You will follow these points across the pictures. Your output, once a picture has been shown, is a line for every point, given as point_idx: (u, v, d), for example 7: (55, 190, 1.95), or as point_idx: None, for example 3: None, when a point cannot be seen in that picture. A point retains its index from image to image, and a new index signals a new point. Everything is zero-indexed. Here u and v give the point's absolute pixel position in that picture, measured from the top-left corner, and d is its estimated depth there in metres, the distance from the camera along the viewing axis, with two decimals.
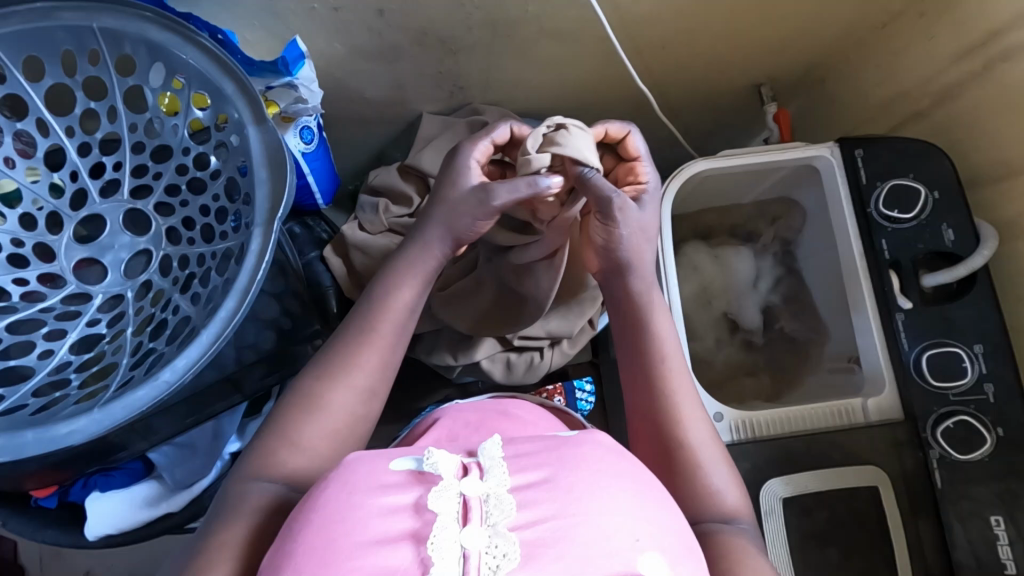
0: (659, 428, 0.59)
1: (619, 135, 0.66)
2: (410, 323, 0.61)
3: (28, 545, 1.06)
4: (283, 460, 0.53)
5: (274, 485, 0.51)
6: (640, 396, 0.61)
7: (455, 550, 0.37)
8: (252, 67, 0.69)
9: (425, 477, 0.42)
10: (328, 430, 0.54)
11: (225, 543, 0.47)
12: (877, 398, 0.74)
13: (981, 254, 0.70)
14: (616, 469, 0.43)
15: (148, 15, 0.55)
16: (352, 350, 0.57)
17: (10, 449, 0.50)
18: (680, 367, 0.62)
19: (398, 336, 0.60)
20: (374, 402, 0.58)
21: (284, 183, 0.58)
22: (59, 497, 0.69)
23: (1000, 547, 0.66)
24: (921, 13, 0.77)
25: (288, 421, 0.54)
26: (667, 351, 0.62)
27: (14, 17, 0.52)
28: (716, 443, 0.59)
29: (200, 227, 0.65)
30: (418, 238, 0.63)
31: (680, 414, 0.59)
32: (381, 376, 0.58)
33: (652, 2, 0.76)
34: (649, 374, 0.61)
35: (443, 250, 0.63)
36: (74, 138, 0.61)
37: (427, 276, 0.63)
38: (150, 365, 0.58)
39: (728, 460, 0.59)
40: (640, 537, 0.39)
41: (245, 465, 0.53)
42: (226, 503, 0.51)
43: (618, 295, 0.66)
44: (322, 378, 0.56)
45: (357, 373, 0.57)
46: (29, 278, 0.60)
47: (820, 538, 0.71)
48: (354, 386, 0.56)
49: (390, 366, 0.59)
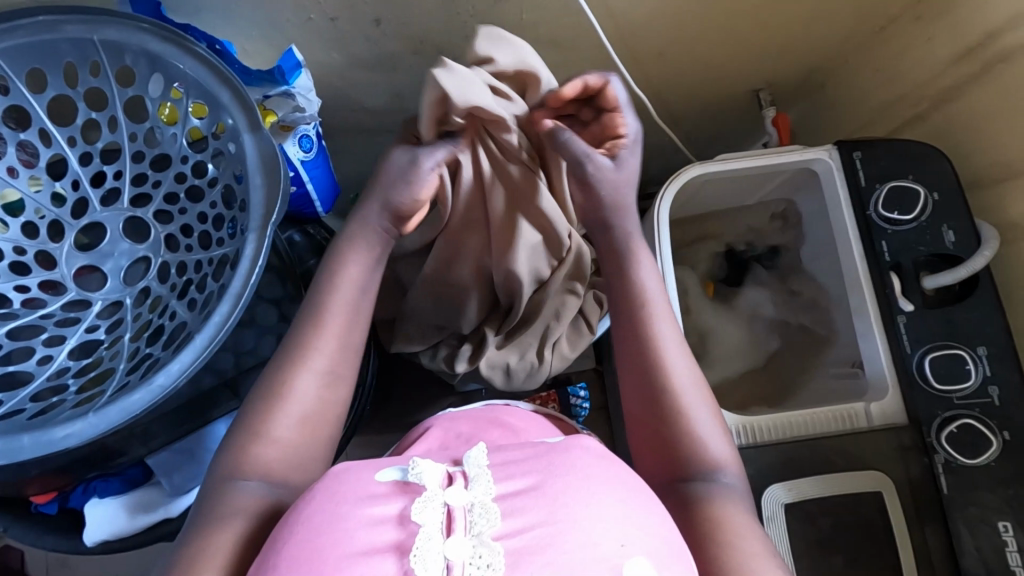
0: (645, 385, 0.57)
1: (596, 86, 0.61)
2: (365, 301, 0.60)
3: (35, 556, 1.06)
4: (255, 454, 0.50)
5: (254, 483, 0.49)
6: (624, 348, 0.60)
7: (439, 561, 0.37)
8: (250, 76, 0.71)
9: (410, 487, 0.42)
10: (297, 420, 0.53)
11: (201, 550, 0.45)
12: (880, 403, 0.72)
13: (982, 254, 0.69)
14: (604, 477, 0.42)
15: (146, 27, 0.57)
16: (312, 336, 0.56)
17: (7, 452, 0.51)
18: (663, 308, 0.61)
19: (352, 317, 0.58)
20: (338, 385, 0.56)
21: (278, 189, 0.59)
22: (59, 503, 0.70)
23: (1010, 554, 0.65)
24: (919, 16, 0.77)
25: (254, 415, 0.52)
26: (648, 295, 0.61)
27: (19, 31, 0.54)
28: (703, 391, 0.58)
29: (198, 234, 0.65)
30: (364, 209, 0.62)
31: (663, 358, 0.58)
32: (341, 358, 0.56)
33: (645, 8, 0.76)
34: (634, 319, 0.60)
35: (381, 225, 0.62)
36: (76, 148, 0.62)
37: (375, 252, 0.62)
38: (146, 370, 0.58)
39: (716, 413, 0.57)
40: (626, 543, 0.39)
41: (217, 467, 0.51)
42: (208, 508, 0.48)
43: (603, 248, 0.64)
44: (285, 365, 0.54)
45: (316, 357, 0.55)
46: (30, 286, 0.62)
47: (824, 544, 0.70)
48: (312, 369, 0.54)
49: (352, 346, 0.58)
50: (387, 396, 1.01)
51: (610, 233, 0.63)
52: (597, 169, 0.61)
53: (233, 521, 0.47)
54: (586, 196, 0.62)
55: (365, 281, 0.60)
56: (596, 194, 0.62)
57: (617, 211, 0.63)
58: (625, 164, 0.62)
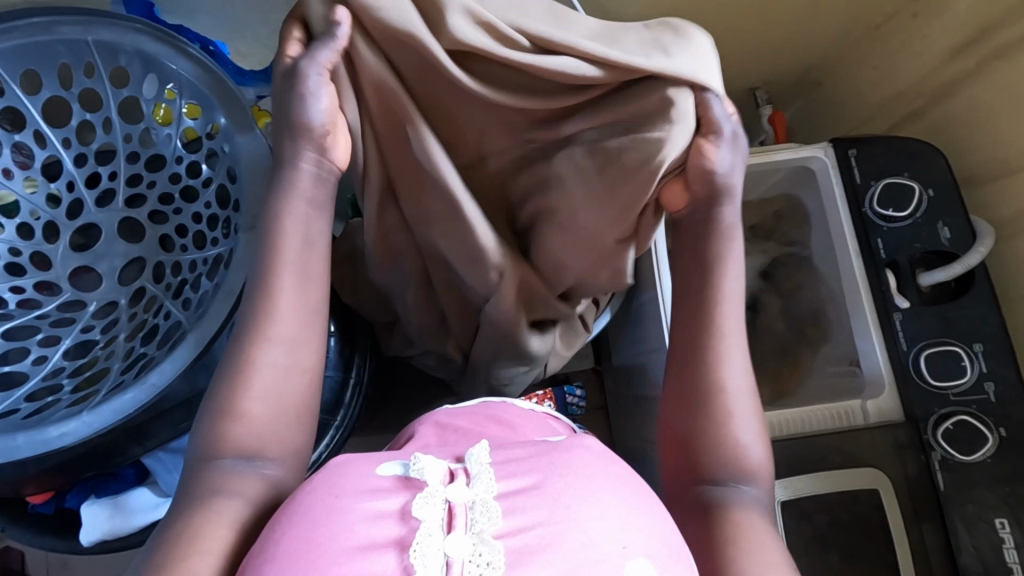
0: (692, 383, 0.55)
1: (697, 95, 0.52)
2: (316, 256, 0.54)
3: (35, 556, 1.07)
4: (227, 433, 0.49)
5: (228, 464, 0.48)
6: (681, 340, 0.57)
7: (439, 557, 0.37)
8: (244, 77, 0.73)
9: (412, 482, 0.42)
10: (267, 396, 0.50)
11: (180, 539, 0.43)
12: (877, 399, 0.72)
13: (976, 251, 0.69)
14: (606, 478, 0.42)
15: (140, 28, 0.58)
16: (266, 302, 0.52)
17: (2, 451, 0.52)
18: (734, 308, 0.57)
19: (307, 281, 0.53)
20: (304, 353, 0.52)
21: (270, 187, 0.58)
22: (55, 503, 0.71)
23: (1007, 551, 0.65)
24: (914, 13, 0.77)
25: (220, 394, 0.50)
26: (723, 293, 0.57)
27: (14, 33, 0.56)
28: (752, 398, 0.55)
29: (192, 234, 0.64)
30: (283, 140, 0.53)
31: (719, 361, 0.55)
32: (304, 325, 0.53)
33: (640, 6, 0.76)
34: (699, 313, 0.57)
35: (307, 158, 0.53)
36: (71, 149, 0.63)
37: (319, 197, 0.55)
38: (140, 369, 0.58)
39: (760, 421, 0.55)
40: (627, 545, 0.39)
41: (193, 450, 0.49)
42: (187, 489, 0.47)
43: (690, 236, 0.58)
44: (245, 339, 0.51)
45: (274, 326, 0.51)
46: (25, 286, 0.62)
47: (822, 542, 0.70)
48: (272, 339, 0.51)
49: (313, 311, 0.53)
50: (386, 395, 1.01)
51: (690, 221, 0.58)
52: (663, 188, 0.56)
53: (214, 504, 0.45)
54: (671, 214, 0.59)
55: (311, 236, 0.54)
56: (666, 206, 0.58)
57: (718, 235, 0.57)
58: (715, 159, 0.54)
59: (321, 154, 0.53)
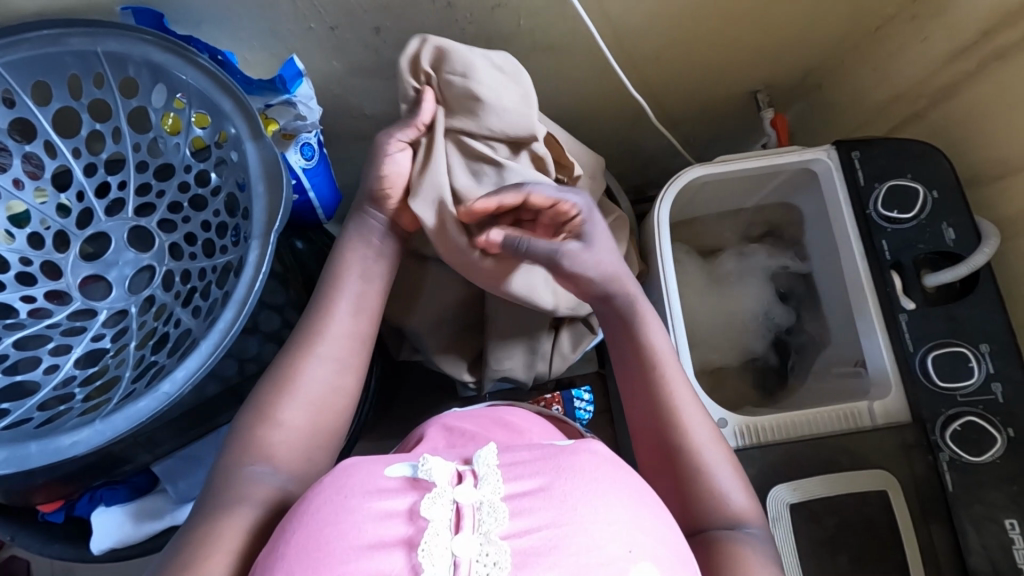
0: (657, 447, 0.58)
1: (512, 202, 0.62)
2: (374, 302, 0.63)
3: (41, 564, 1.06)
4: (266, 437, 0.52)
5: (255, 472, 0.50)
6: (636, 415, 0.60)
7: (447, 557, 0.37)
8: (252, 86, 0.72)
9: (420, 484, 0.42)
10: (306, 408, 0.55)
11: (207, 537, 0.46)
12: (884, 401, 0.73)
13: (982, 252, 0.69)
14: (613, 479, 0.42)
15: (148, 38, 0.58)
16: (320, 326, 0.58)
17: (15, 460, 0.52)
18: (675, 370, 0.60)
19: (358, 308, 0.61)
20: (347, 376, 0.58)
21: (281, 195, 0.59)
22: (65, 511, 0.71)
23: (1016, 551, 0.64)
24: (914, 16, 0.77)
25: (266, 401, 0.54)
26: (661, 356, 0.61)
27: (23, 45, 0.56)
28: (720, 447, 0.57)
29: (201, 242, 0.66)
30: (356, 207, 0.66)
31: (679, 419, 0.57)
32: (350, 349, 0.59)
33: (640, 11, 0.77)
34: (645, 380, 0.60)
35: (374, 214, 0.65)
36: (81, 159, 0.63)
37: (379, 252, 0.65)
38: (151, 378, 0.59)
39: (735, 466, 0.57)
40: (633, 548, 0.39)
41: (228, 453, 0.52)
42: (220, 490, 0.49)
43: (613, 320, 0.64)
44: (293, 354, 0.56)
45: (324, 346, 0.57)
46: (36, 296, 0.63)
47: (831, 545, 0.69)
48: (321, 356, 0.57)
49: (359, 339, 0.60)
50: (391, 400, 1.02)
51: (614, 301, 0.63)
52: (566, 251, 0.61)
53: (236, 510, 0.47)
54: (573, 284, 0.63)
55: (369, 273, 0.63)
56: (582, 278, 0.62)
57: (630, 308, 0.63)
58: (595, 245, 0.63)
59: (387, 211, 0.65)
